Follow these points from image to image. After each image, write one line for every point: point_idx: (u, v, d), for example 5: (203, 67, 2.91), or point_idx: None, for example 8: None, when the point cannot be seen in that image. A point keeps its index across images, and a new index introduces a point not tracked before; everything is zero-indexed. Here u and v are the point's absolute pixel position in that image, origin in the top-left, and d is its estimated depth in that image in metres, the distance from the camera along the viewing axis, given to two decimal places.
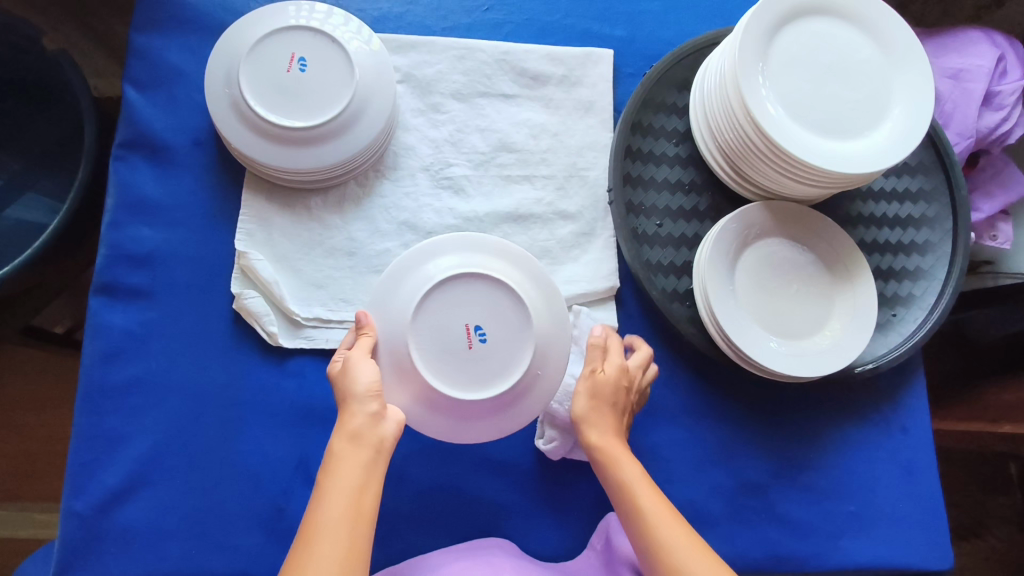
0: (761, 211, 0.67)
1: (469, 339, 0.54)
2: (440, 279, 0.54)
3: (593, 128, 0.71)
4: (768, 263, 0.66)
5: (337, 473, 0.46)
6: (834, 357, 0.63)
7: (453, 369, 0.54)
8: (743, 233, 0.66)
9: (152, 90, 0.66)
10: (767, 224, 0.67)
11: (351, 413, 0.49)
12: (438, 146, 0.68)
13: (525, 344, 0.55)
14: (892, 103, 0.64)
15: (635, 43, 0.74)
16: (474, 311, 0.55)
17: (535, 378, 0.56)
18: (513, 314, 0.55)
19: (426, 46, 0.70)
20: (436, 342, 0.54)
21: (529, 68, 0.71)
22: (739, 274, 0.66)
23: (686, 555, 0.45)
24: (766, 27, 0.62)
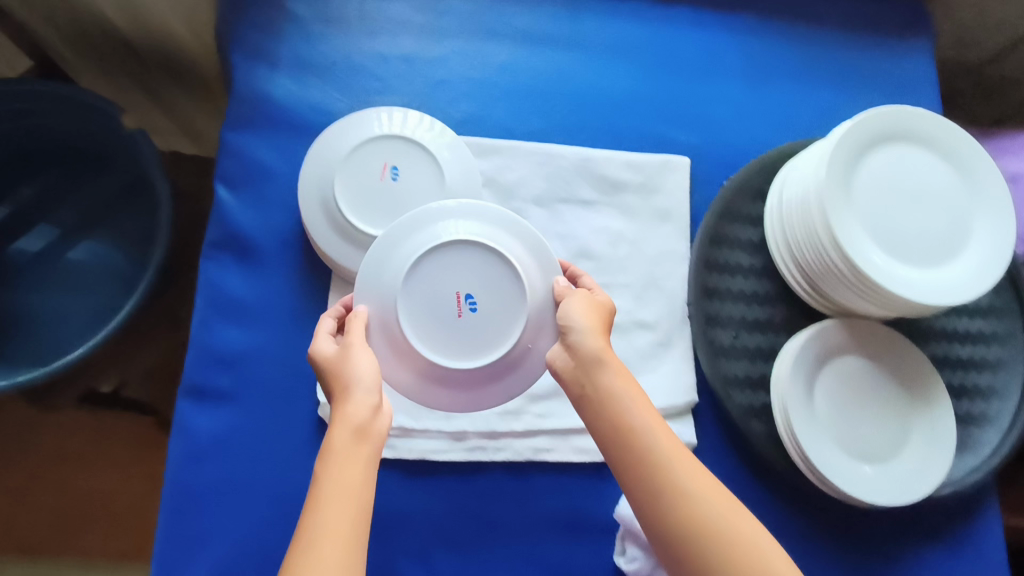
0: (838, 329, 0.67)
1: (459, 307, 0.55)
2: (437, 247, 0.54)
3: (671, 236, 0.72)
4: (847, 382, 0.66)
5: (338, 471, 0.45)
6: (914, 485, 0.63)
7: (445, 337, 0.54)
8: (823, 349, 0.67)
9: (243, 190, 0.68)
10: (845, 341, 0.67)
11: (349, 404, 0.49)
12: None
13: (516, 317, 0.55)
14: (973, 233, 0.64)
15: (710, 150, 0.75)
16: (468, 277, 0.55)
17: (527, 351, 0.55)
18: (508, 282, 0.55)
19: (508, 151, 0.71)
20: (427, 306, 0.54)
21: (609, 175, 0.72)
22: (818, 392, 0.66)
23: (659, 441, 0.49)
24: (849, 153, 0.64)
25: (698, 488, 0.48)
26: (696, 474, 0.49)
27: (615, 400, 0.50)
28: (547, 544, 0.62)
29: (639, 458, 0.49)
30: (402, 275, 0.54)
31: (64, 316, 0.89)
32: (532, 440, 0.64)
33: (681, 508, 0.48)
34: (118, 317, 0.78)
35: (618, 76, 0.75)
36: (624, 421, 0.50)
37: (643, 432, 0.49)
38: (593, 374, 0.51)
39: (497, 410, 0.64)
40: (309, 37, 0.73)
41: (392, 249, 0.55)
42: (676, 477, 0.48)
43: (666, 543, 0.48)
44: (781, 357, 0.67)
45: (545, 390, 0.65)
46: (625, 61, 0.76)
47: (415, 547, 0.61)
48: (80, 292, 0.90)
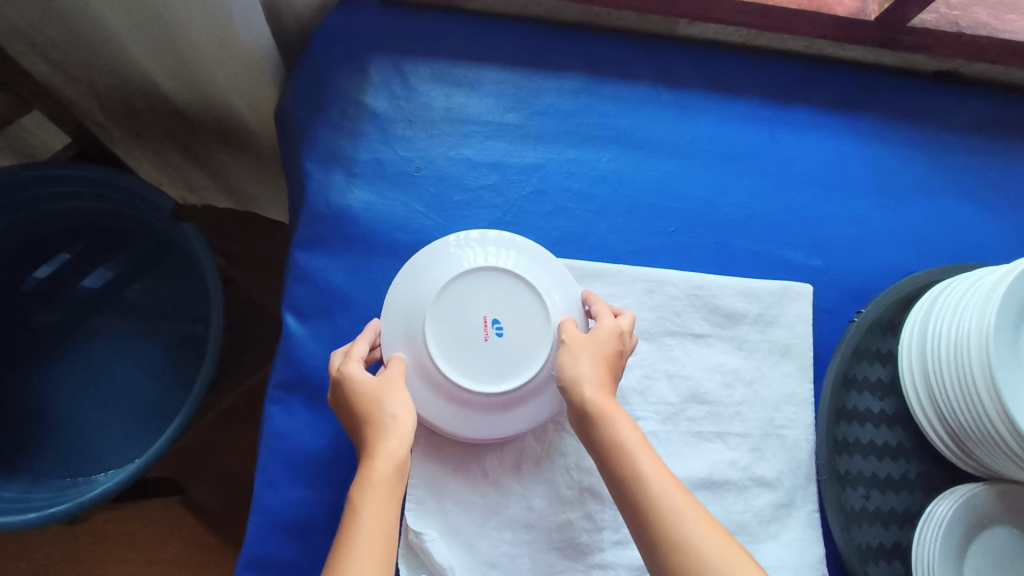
0: (987, 496, 0.59)
1: (486, 330, 0.55)
2: (469, 270, 0.56)
3: (791, 376, 0.63)
4: (1004, 563, 0.58)
5: (372, 507, 0.44)
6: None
7: (469, 358, 0.54)
8: (970, 522, 0.59)
9: (313, 319, 0.60)
10: (997, 510, 0.59)
11: (385, 440, 0.48)
12: (623, 394, 0.61)
13: (542, 345, 0.55)
14: None
15: (833, 274, 0.67)
16: (494, 303, 0.56)
17: (550, 378, 0.56)
18: (534, 310, 0.56)
19: (613, 276, 0.63)
20: (455, 331, 0.55)
21: (722, 305, 0.64)
22: (968, 573, 0.57)
23: (665, 492, 0.45)
24: (1017, 303, 0.56)
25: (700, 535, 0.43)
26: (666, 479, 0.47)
27: (617, 446, 0.49)
28: None
29: (635, 504, 0.46)
30: (432, 297, 0.54)
31: (93, 411, 0.80)
32: None
33: (681, 554, 0.43)
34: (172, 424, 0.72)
35: (728, 189, 0.68)
36: (621, 467, 0.48)
37: (641, 478, 0.46)
38: (594, 419, 0.51)
39: None
40: (390, 139, 0.65)
41: (424, 270, 0.57)
42: (674, 526, 0.44)
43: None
44: (925, 529, 0.58)
45: None
46: (734, 173, 0.69)
47: None
48: (113, 384, 0.81)
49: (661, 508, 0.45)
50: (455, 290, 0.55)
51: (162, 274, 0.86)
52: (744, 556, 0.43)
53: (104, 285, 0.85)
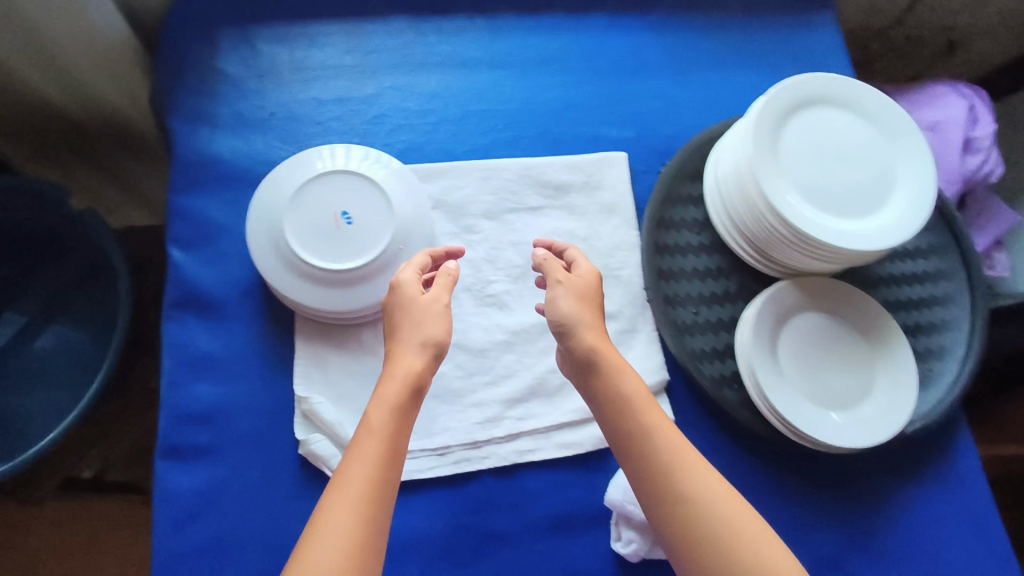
0: (790, 287, 0.70)
1: (336, 221, 0.64)
2: (320, 175, 0.66)
3: (620, 228, 0.74)
4: (811, 339, 0.69)
5: (373, 426, 0.52)
6: (888, 424, 0.66)
7: (322, 244, 0.64)
8: (781, 311, 0.69)
9: (197, 248, 0.69)
10: (799, 297, 0.70)
11: (402, 363, 0.55)
12: (476, 265, 0.71)
13: (385, 230, 0.65)
14: (899, 173, 0.68)
15: (644, 142, 0.79)
16: (343, 200, 0.66)
17: (399, 252, 0.65)
18: (376, 203, 0.66)
19: (452, 171, 0.73)
20: (309, 224, 0.64)
21: (552, 180, 0.75)
22: (782, 351, 0.68)
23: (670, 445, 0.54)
24: (771, 122, 0.67)
25: (698, 486, 0.52)
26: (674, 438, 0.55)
27: (622, 404, 0.56)
28: (548, 542, 0.63)
29: (642, 454, 0.54)
30: (287, 198, 0.64)
31: (34, 394, 0.90)
32: (515, 443, 0.65)
33: (676, 492, 0.52)
34: (94, 389, 0.82)
35: (545, 88, 0.80)
36: (631, 425, 0.55)
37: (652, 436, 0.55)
38: (598, 371, 0.57)
39: (478, 420, 0.65)
40: (245, 94, 0.76)
41: (283, 181, 0.66)
42: (681, 480, 0.53)
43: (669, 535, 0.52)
44: (742, 324, 0.68)
45: (521, 393, 0.67)
46: (548, 75, 0.81)
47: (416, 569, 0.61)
48: (50, 369, 0.92)
49: (668, 464, 0.53)
50: (307, 192, 0.65)
51: (81, 295, 0.96)
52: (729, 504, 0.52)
53: (28, 310, 0.95)
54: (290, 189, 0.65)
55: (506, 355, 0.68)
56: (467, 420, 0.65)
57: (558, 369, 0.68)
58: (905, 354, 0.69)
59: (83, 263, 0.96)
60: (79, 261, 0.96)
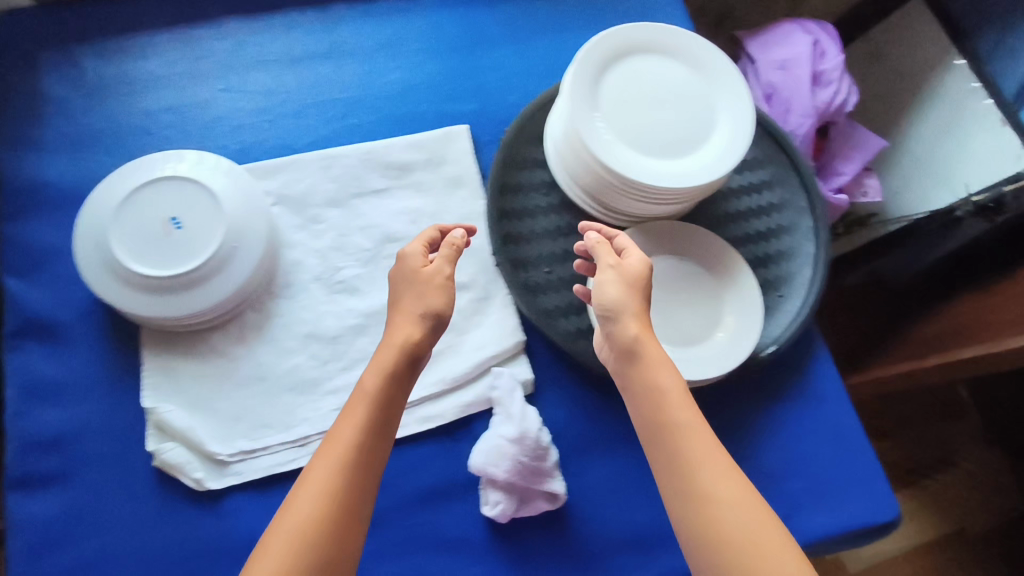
0: (633, 235, 0.71)
1: (164, 227, 0.64)
2: (145, 181, 0.65)
3: (468, 199, 0.75)
4: (658, 282, 0.71)
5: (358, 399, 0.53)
6: (737, 352, 0.68)
7: (151, 252, 0.63)
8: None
9: (32, 274, 0.67)
10: (642, 244, 0.72)
11: (395, 334, 0.56)
12: (324, 255, 0.71)
13: (216, 229, 0.65)
14: (719, 109, 0.70)
15: (487, 113, 0.80)
16: (172, 204, 0.65)
17: (235, 249, 0.65)
18: (206, 202, 0.66)
19: (291, 165, 0.73)
20: (136, 232, 0.64)
21: (394, 160, 0.75)
22: None
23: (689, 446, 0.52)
24: (590, 75, 0.68)
25: (718, 489, 0.50)
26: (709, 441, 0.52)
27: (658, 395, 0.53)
28: (416, 515, 0.64)
29: (667, 445, 0.52)
30: (112, 208, 0.63)
31: None
32: None
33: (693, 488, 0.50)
34: None
35: (384, 72, 0.80)
36: (661, 416, 0.53)
37: (683, 432, 0.52)
38: (636, 354, 0.55)
39: (335, 406, 0.66)
40: (72, 114, 0.74)
41: (109, 191, 0.65)
42: (699, 480, 0.50)
43: (692, 536, 0.50)
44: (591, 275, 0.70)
45: None
46: (386, 58, 0.81)
47: None
48: None
49: (691, 459, 0.51)
50: (133, 200, 0.64)
51: None
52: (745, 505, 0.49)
53: None
54: (116, 200, 0.64)
55: (360, 339, 0.68)
56: (325, 407, 0.66)
57: None
58: (749, 282, 0.71)
59: None
60: None
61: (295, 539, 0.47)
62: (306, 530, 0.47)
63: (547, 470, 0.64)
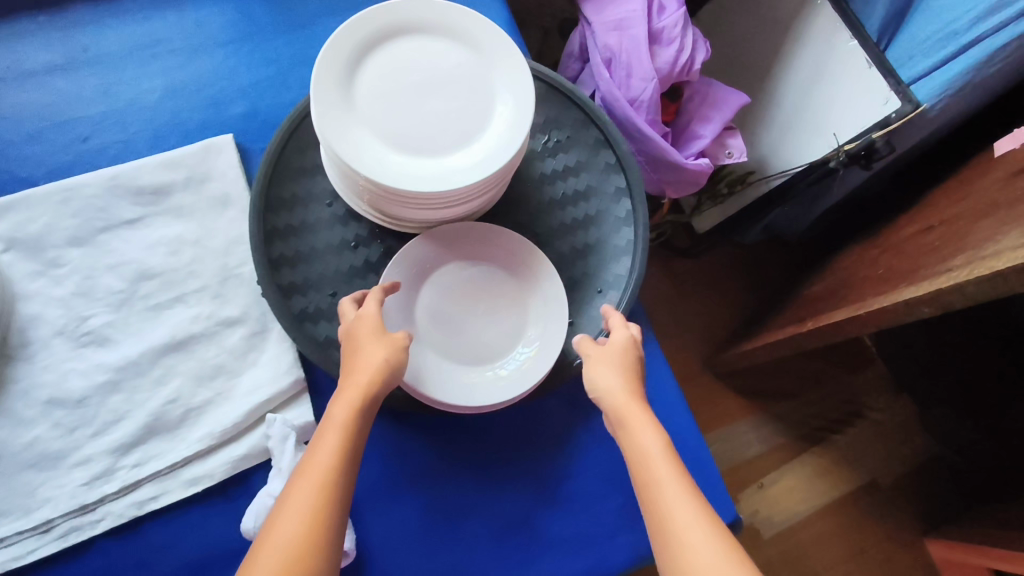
0: (421, 243, 0.62)
1: None
2: None
3: (238, 220, 0.66)
4: (454, 295, 0.63)
5: (330, 425, 0.49)
6: (540, 364, 0.61)
7: None
8: (414, 273, 0.62)
9: None
10: (434, 251, 0.63)
11: (365, 360, 0.52)
12: (66, 303, 0.62)
13: None
14: (498, 91, 0.62)
15: (259, 116, 0.70)
16: None
17: None
18: None
19: (20, 202, 0.63)
20: None
21: (146, 184, 0.65)
22: (420, 315, 0.62)
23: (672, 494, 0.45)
24: (338, 70, 0.59)
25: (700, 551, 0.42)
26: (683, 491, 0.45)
27: (643, 454, 0.48)
28: None
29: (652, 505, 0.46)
30: None
31: None
32: (135, 493, 0.58)
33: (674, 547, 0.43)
34: None
35: (135, 80, 0.70)
36: (643, 472, 0.47)
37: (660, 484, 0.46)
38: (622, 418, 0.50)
39: (84, 480, 0.57)
40: None
41: None
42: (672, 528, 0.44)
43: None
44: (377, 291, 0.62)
45: (135, 435, 0.59)
46: (137, 62, 0.70)
47: None
48: None
49: (674, 517, 0.44)
50: None
51: None
52: (726, 559, 0.41)
53: None
54: None
55: (113, 397, 0.60)
56: (71, 482, 0.57)
57: (177, 397, 0.60)
58: (554, 284, 0.63)
59: None
60: None
61: (280, 570, 0.41)
62: (300, 557, 0.42)
63: None
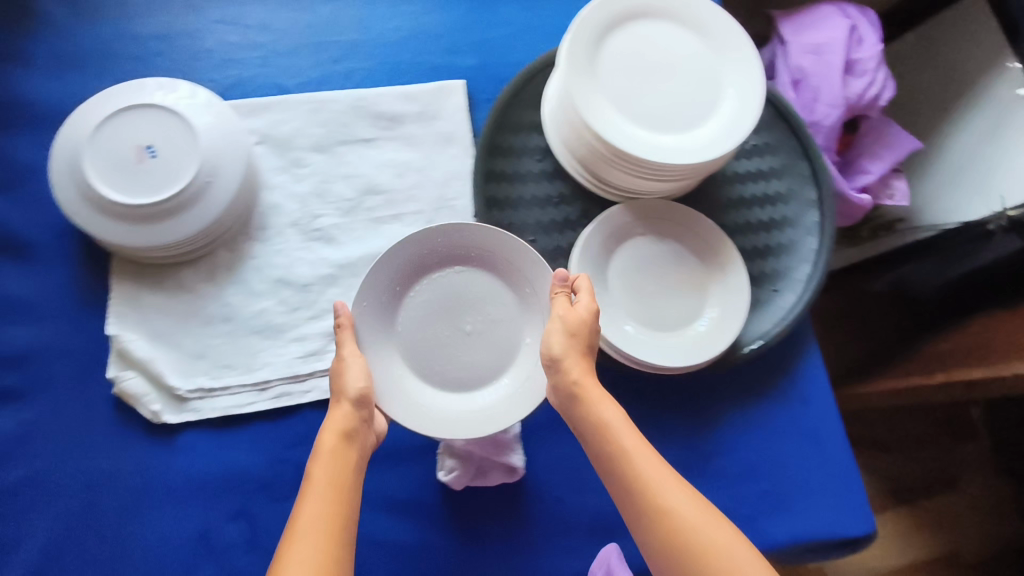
0: (382, 271, 0.62)
1: (140, 155, 0.62)
2: (122, 107, 0.63)
3: (457, 157, 0.73)
4: (409, 317, 0.65)
5: (321, 465, 0.52)
6: (538, 380, 0.62)
7: (123, 178, 0.62)
8: (384, 300, 0.63)
9: (5, 190, 0.66)
10: (400, 273, 0.64)
11: (335, 409, 0.56)
12: (304, 200, 0.70)
13: (193, 159, 0.63)
14: (726, 83, 0.65)
15: (487, 70, 0.76)
16: (149, 132, 0.63)
17: (208, 184, 0.63)
18: (184, 133, 0.63)
19: (280, 105, 0.71)
20: (109, 160, 0.62)
21: (384, 111, 0.73)
22: (399, 347, 0.64)
23: (642, 464, 0.53)
24: (589, 40, 0.64)
25: (678, 504, 0.51)
26: (655, 460, 0.54)
27: (610, 429, 0.54)
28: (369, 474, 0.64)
29: (625, 481, 0.53)
30: (87, 129, 0.62)
31: None
32: None
33: (654, 506, 0.51)
34: None
35: (386, 18, 0.77)
36: (611, 447, 0.54)
37: (628, 455, 0.53)
38: (586, 408, 0.56)
39: (299, 354, 0.65)
40: (60, 32, 0.71)
41: (87, 113, 0.63)
42: (659, 498, 0.51)
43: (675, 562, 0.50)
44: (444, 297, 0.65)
45: None
46: (390, 3, 0.77)
47: (234, 504, 0.62)
48: None
49: (653, 488, 0.52)
50: (112, 124, 0.63)
51: None
52: (711, 514, 0.51)
53: None
54: (92, 124, 0.63)
55: (331, 289, 0.67)
56: (289, 353, 0.65)
57: None
58: (540, 274, 0.63)
59: None
60: None
61: None
62: None
63: (508, 443, 0.64)
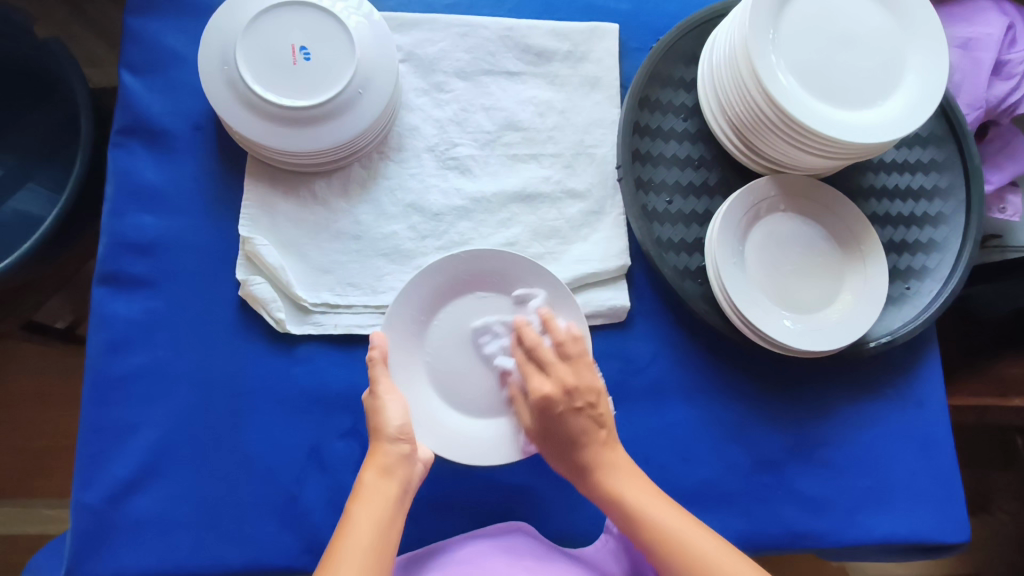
0: (406, 297, 0.59)
1: (293, 55, 0.60)
2: (278, 3, 0.60)
3: (600, 105, 0.70)
4: (435, 345, 0.61)
5: (368, 502, 0.49)
6: None
7: (276, 77, 0.59)
8: (411, 327, 0.60)
9: (148, 75, 0.65)
10: (427, 301, 0.60)
11: (382, 445, 0.51)
12: (442, 126, 0.67)
13: (347, 66, 0.60)
14: (907, 67, 0.62)
15: (640, 17, 0.73)
16: (303, 33, 0.60)
17: (357, 96, 0.61)
18: (338, 36, 0.61)
19: (428, 23, 0.68)
20: (262, 56, 0.60)
21: (533, 44, 0.70)
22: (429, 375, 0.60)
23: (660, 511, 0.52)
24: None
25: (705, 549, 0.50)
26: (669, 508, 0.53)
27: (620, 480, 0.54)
28: None
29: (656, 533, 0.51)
30: (242, 22, 0.59)
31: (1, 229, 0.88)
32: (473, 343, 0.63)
33: (686, 557, 0.50)
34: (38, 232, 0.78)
35: None
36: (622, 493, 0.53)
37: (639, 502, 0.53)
38: (591, 471, 0.54)
39: None
40: None
41: (243, 4, 0.61)
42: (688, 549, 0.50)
43: None
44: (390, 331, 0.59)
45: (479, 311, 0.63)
46: None
47: (344, 423, 0.61)
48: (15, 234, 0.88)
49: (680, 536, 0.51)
50: (267, 19, 0.60)
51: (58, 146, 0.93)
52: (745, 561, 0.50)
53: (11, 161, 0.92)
54: (248, 17, 0.60)
55: (462, 223, 0.65)
56: None
57: (515, 242, 0.66)
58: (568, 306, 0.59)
59: (60, 113, 0.93)
60: (66, 118, 0.93)
61: None
62: None
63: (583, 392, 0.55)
